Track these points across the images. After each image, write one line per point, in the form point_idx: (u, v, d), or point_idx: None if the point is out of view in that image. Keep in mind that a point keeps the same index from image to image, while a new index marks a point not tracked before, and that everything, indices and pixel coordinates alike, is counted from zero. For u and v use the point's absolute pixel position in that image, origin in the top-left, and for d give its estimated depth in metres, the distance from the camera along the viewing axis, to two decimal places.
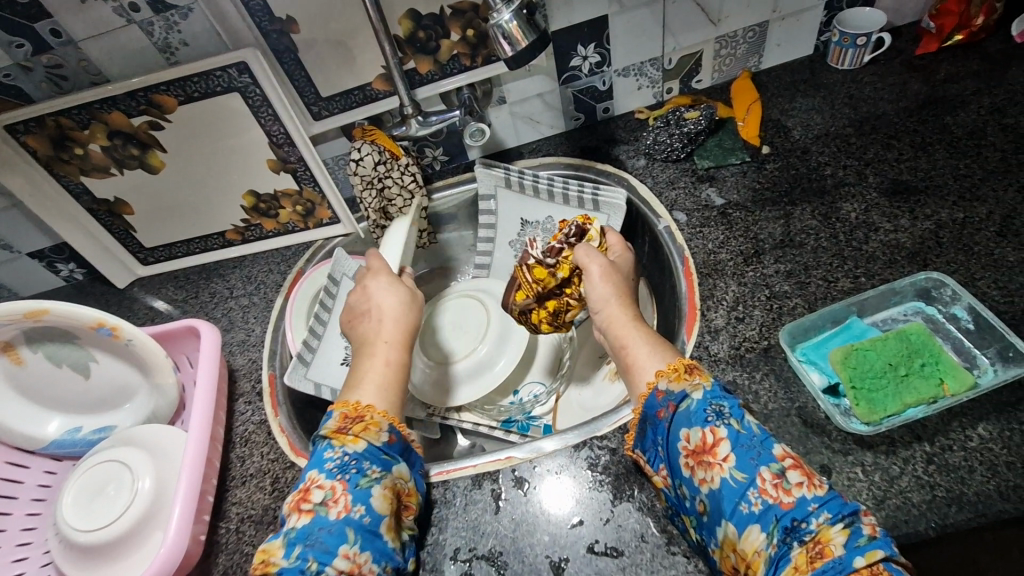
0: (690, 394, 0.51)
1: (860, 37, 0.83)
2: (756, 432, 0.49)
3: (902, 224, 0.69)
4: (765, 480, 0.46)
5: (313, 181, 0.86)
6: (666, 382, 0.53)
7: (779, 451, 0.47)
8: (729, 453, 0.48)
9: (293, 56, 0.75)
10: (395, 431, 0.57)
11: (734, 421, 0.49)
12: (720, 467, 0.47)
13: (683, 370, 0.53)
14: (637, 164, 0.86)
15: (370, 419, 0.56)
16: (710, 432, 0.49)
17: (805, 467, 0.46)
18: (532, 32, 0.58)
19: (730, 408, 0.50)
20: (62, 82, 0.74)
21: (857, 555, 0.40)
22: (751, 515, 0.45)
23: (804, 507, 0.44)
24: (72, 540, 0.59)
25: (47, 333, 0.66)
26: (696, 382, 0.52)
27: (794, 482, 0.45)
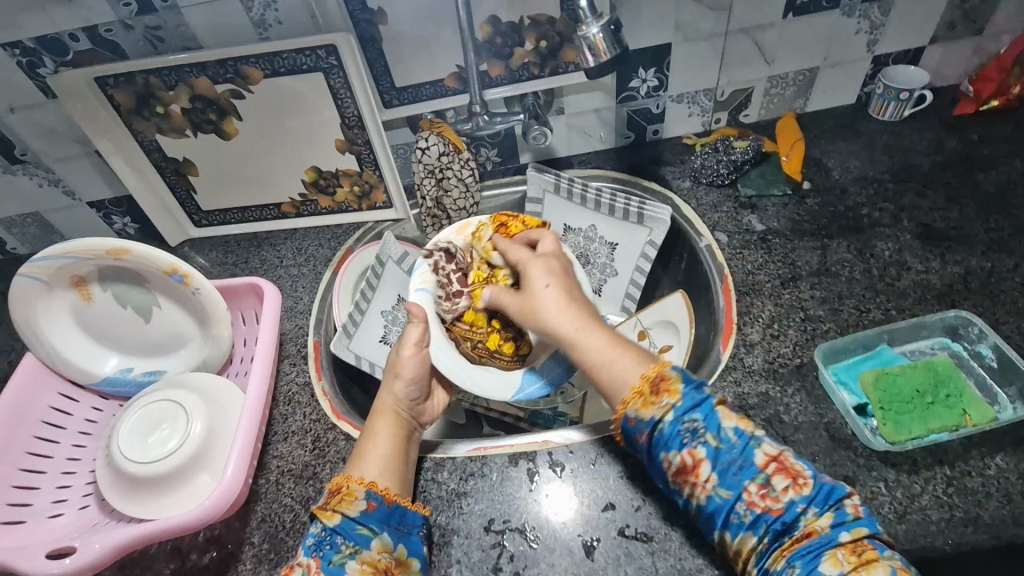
0: (661, 419, 0.53)
1: (903, 92, 0.88)
2: (733, 441, 0.51)
3: (933, 266, 0.73)
4: (750, 491, 0.49)
5: (374, 165, 0.91)
6: (635, 409, 0.54)
7: (759, 458, 0.50)
8: (712, 473, 0.51)
9: (377, 45, 0.80)
10: (377, 498, 0.55)
11: (710, 437, 0.51)
12: (705, 486, 0.51)
13: (649, 390, 0.54)
14: (683, 185, 0.90)
15: (349, 488, 0.55)
16: (689, 455, 0.51)
17: (787, 468, 0.50)
18: (615, 46, 0.63)
19: (703, 423, 0.51)
20: (158, 43, 0.78)
21: (841, 532, 0.47)
22: (742, 524, 0.49)
23: (791, 508, 0.48)
24: (122, 471, 0.62)
25: (119, 273, 0.70)
26: (664, 402, 0.53)
27: (780, 488, 0.49)
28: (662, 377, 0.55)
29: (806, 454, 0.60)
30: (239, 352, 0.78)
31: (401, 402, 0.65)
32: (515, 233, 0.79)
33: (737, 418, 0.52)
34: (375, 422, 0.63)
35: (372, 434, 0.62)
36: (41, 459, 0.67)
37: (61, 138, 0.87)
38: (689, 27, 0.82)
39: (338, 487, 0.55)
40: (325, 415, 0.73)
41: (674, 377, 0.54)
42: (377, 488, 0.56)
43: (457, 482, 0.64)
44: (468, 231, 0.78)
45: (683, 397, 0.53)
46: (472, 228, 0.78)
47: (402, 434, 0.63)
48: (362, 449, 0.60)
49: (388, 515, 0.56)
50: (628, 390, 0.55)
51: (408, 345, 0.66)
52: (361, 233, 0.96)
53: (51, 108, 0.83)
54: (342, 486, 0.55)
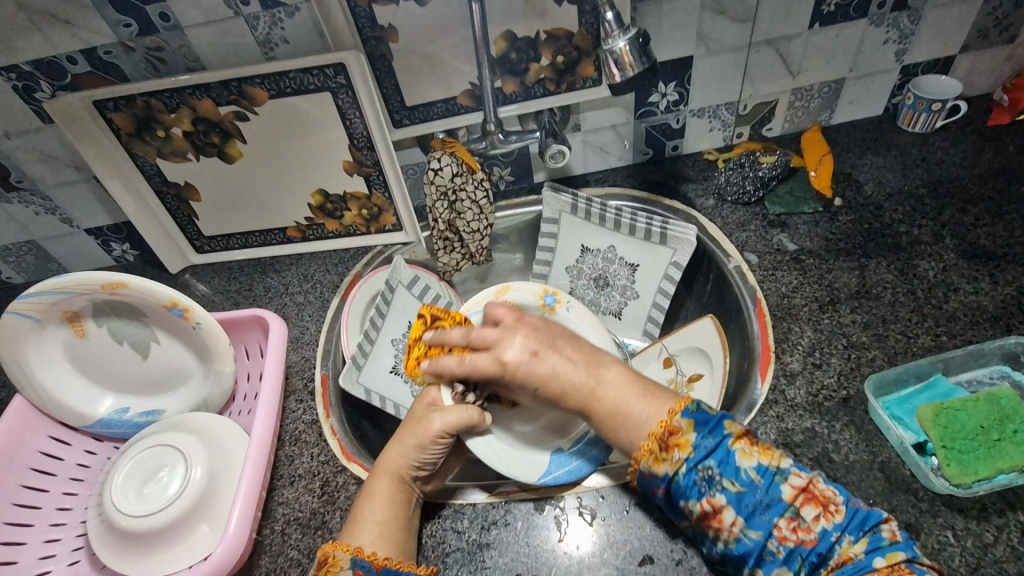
0: (674, 474, 0.48)
1: (935, 102, 0.84)
2: (755, 479, 0.47)
3: (982, 287, 0.69)
4: (779, 527, 0.45)
5: (384, 187, 0.87)
6: (647, 465, 0.50)
7: (786, 491, 0.46)
8: (736, 517, 0.46)
9: (387, 63, 0.76)
10: (365, 566, 0.51)
11: (728, 483, 0.47)
12: (731, 530, 0.46)
13: (658, 446, 0.50)
14: (706, 203, 0.86)
15: (335, 558, 0.51)
16: (708, 503, 0.47)
17: (815, 497, 0.46)
18: (642, 60, 0.61)
19: (719, 469, 0.47)
20: (160, 64, 0.74)
21: (877, 557, 0.42)
22: (777, 562, 0.45)
23: (825, 538, 0.44)
24: (115, 525, 0.58)
25: (117, 308, 0.66)
26: (676, 456, 0.49)
27: (811, 518, 0.45)
28: (672, 430, 0.50)
29: (862, 498, 0.55)
30: (242, 389, 0.73)
31: (409, 466, 0.58)
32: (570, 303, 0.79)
33: (757, 452, 0.48)
34: (374, 483, 0.57)
35: (369, 496, 0.57)
36: (30, 510, 0.62)
37: (58, 164, 0.83)
38: (711, 39, 0.78)
39: (326, 556, 0.52)
40: (334, 456, 0.68)
41: (686, 425, 0.49)
42: (363, 554, 0.52)
43: (478, 532, 0.59)
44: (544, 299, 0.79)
45: (696, 447, 0.48)
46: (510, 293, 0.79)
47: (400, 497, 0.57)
48: (358, 512, 0.56)
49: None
50: (639, 444, 0.51)
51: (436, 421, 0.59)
52: (369, 258, 0.92)
53: (48, 133, 0.79)
54: (329, 555, 0.51)
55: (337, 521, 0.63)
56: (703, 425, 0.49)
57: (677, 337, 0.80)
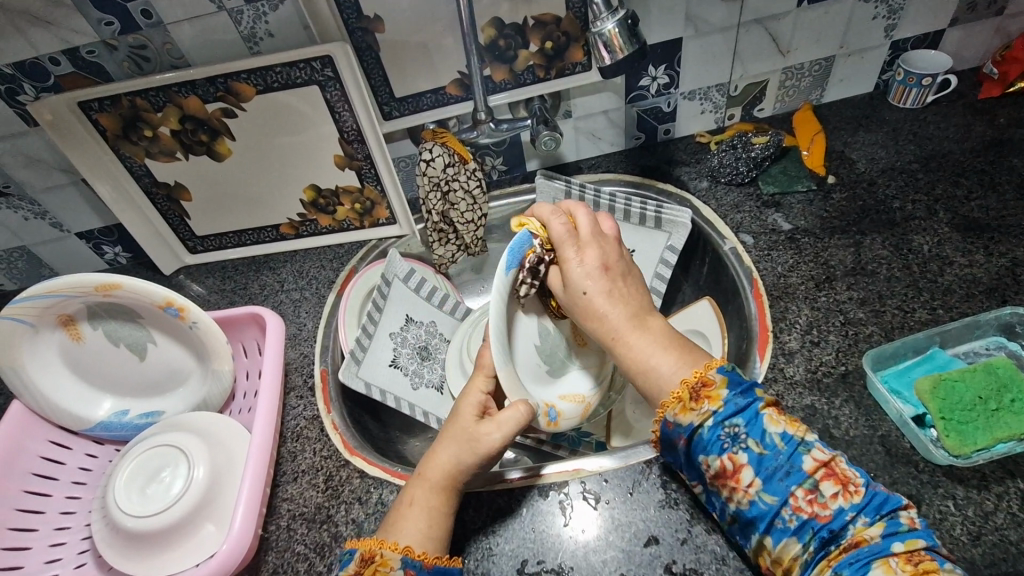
0: (700, 425, 0.48)
1: (926, 77, 0.83)
2: (779, 445, 0.46)
3: (977, 259, 0.69)
4: (796, 496, 0.45)
5: (376, 180, 0.87)
6: (674, 414, 0.50)
7: (808, 463, 0.46)
8: (755, 479, 0.46)
9: (374, 53, 0.76)
10: (415, 565, 0.51)
11: (753, 444, 0.47)
12: (747, 492, 0.46)
13: (688, 396, 0.50)
14: (700, 185, 0.86)
15: (381, 556, 0.50)
16: (729, 459, 0.47)
17: (836, 474, 0.45)
18: (632, 42, 0.61)
19: (746, 429, 0.47)
20: (144, 62, 0.73)
21: (894, 542, 0.42)
22: (787, 531, 0.45)
23: (839, 516, 0.44)
24: (120, 527, 0.58)
25: (112, 309, 0.66)
26: (704, 410, 0.49)
27: (829, 494, 0.44)
28: (705, 381, 0.50)
29: (863, 471, 0.55)
30: (241, 387, 0.73)
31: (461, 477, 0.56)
32: None
33: (784, 420, 0.48)
34: (417, 489, 0.56)
35: (409, 502, 0.55)
36: (34, 515, 0.62)
37: (47, 167, 0.82)
38: (699, 19, 0.78)
39: (370, 553, 0.51)
40: (337, 451, 0.68)
41: (719, 381, 0.49)
42: (413, 553, 0.51)
43: (484, 520, 0.59)
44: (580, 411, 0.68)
45: (727, 402, 0.48)
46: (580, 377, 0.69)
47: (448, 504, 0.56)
48: (400, 518, 0.54)
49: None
50: (669, 391, 0.51)
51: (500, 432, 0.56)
52: (364, 253, 0.91)
53: (35, 137, 0.78)
54: (374, 553, 0.51)
55: (342, 514, 0.63)
56: (735, 383, 0.49)
57: (676, 320, 0.80)
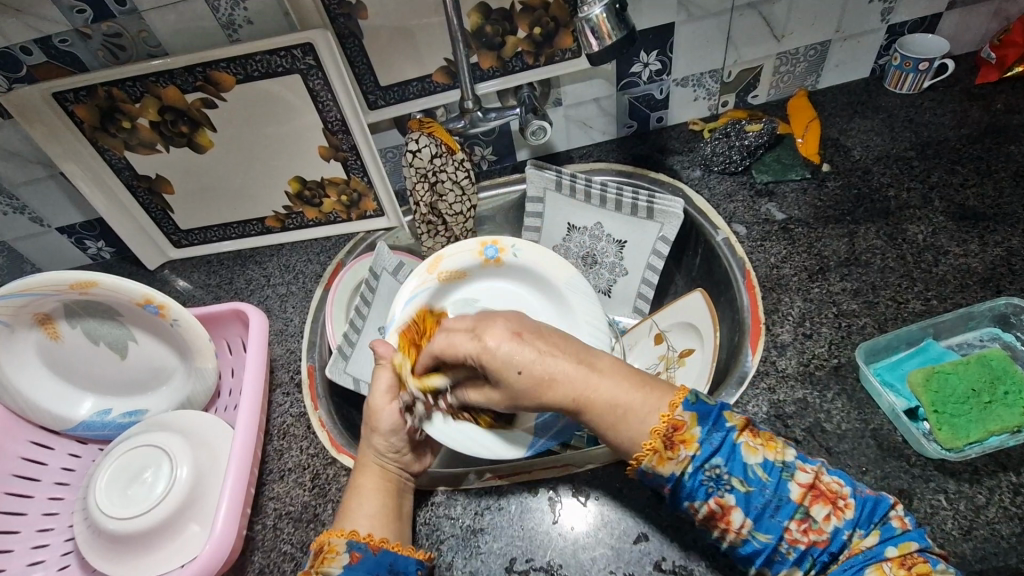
0: (681, 473, 0.46)
1: (923, 62, 0.82)
2: (764, 478, 0.45)
3: (972, 249, 0.68)
4: (790, 529, 0.44)
5: (362, 172, 0.85)
6: (650, 465, 0.47)
7: (795, 490, 0.45)
8: (745, 518, 0.45)
9: (357, 41, 0.74)
10: (361, 548, 0.50)
11: (737, 483, 0.45)
12: (740, 532, 0.45)
13: (663, 445, 0.46)
14: (693, 174, 0.84)
15: (330, 544, 0.51)
16: (716, 503, 0.46)
17: (824, 493, 0.45)
18: (621, 27, 0.59)
19: (728, 469, 0.45)
20: (119, 51, 0.71)
21: (889, 546, 0.43)
22: (787, 562, 0.45)
23: (837, 538, 0.44)
24: (102, 529, 0.57)
25: (90, 307, 0.64)
26: (683, 456, 0.46)
27: (822, 517, 0.44)
28: (676, 425, 0.46)
29: (854, 466, 0.54)
30: (227, 385, 0.73)
31: (387, 455, 0.57)
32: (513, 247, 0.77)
33: (760, 445, 0.46)
34: (359, 477, 0.57)
35: (356, 491, 0.56)
36: (15, 517, 0.61)
37: (23, 161, 0.80)
38: (692, 3, 0.76)
39: (320, 544, 0.51)
40: (324, 448, 0.67)
41: (689, 419, 0.46)
42: (360, 536, 0.51)
43: (472, 517, 0.58)
44: (485, 250, 0.77)
45: (702, 443, 0.46)
46: (443, 262, 0.76)
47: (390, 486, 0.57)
48: (348, 505, 0.55)
49: (375, 565, 0.51)
50: (640, 444, 0.47)
51: (379, 396, 0.58)
52: (352, 245, 0.90)
53: (9, 129, 0.76)
54: (324, 543, 0.51)
55: (329, 513, 0.62)
56: (705, 417, 0.47)
57: (666, 314, 0.78)
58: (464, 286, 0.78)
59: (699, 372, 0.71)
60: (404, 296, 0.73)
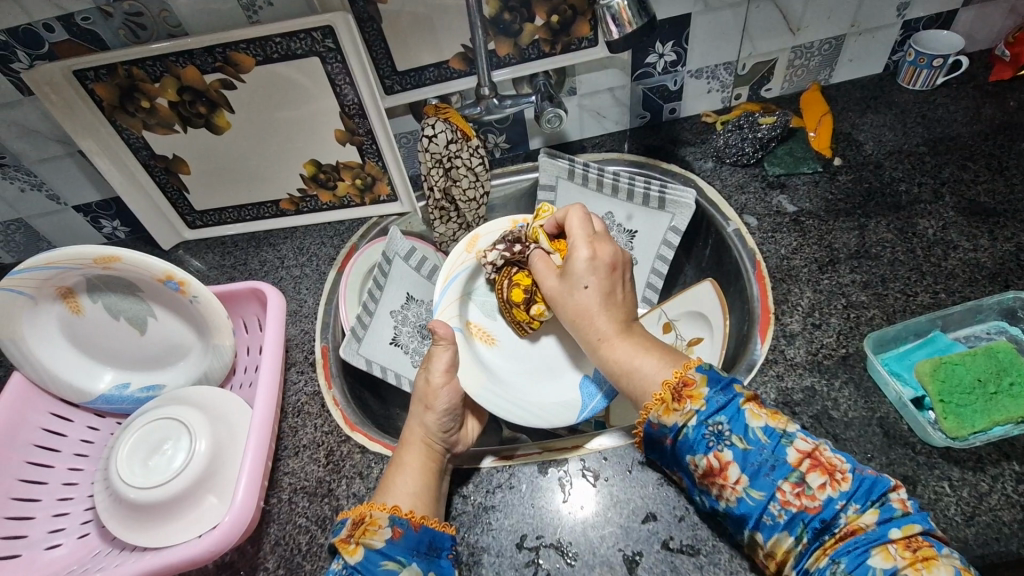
0: (684, 425, 0.48)
1: (937, 58, 0.82)
2: (763, 439, 0.47)
3: (981, 244, 0.69)
4: (783, 490, 0.45)
5: (377, 156, 0.86)
6: (657, 415, 0.50)
7: (792, 455, 0.46)
8: (741, 475, 0.46)
9: (376, 25, 0.74)
10: (403, 524, 0.52)
11: (737, 440, 0.47)
12: (735, 488, 0.47)
13: (670, 397, 0.50)
14: (705, 166, 0.85)
15: (371, 517, 0.52)
16: (715, 458, 0.47)
17: (822, 464, 0.46)
18: (642, 15, 0.59)
19: (730, 425, 0.47)
20: (140, 31, 0.72)
21: (891, 528, 0.43)
22: (777, 526, 0.45)
23: (829, 506, 0.44)
24: (123, 497, 0.58)
25: (111, 282, 0.65)
26: (688, 408, 0.49)
27: (816, 486, 0.45)
28: (686, 381, 0.50)
29: (860, 452, 0.56)
30: (242, 362, 0.74)
31: (433, 433, 0.60)
32: None
33: (764, 413, 0.48)
34: (403, 454, 0.59)
35: (400, 467, 0.57)
36: (37, 485, 0.63)
37: (42, 139, 0.81)
38: None
39: (361, 517, 0.53)
40: (338, 426, 0.69)
41: (699, 378, 0.50)
42: (402, 512, 0.53)
43: (483, 495, 0.60)
44: (517, 229, 0.75)
45: (708, 399, 0.48)
46: (480, 241, 0.73)
47: (433, 463, 0.59)
48: (388, 480, 0.57)
49: (417, 542, 0.52)
50: (651, 394, 0.51)
51: (436, 375, 0.62)
52: (366, 229, 0.91)
53: (29, 107, 0.76)
54: (364, 515, 0.53)
55: (343, 488, 0.64)
56: (714, 379, 0.50)
57: (676, 303, 0.79)
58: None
59: (708, 360, 0.72)
60: (442, 283, 0.71)
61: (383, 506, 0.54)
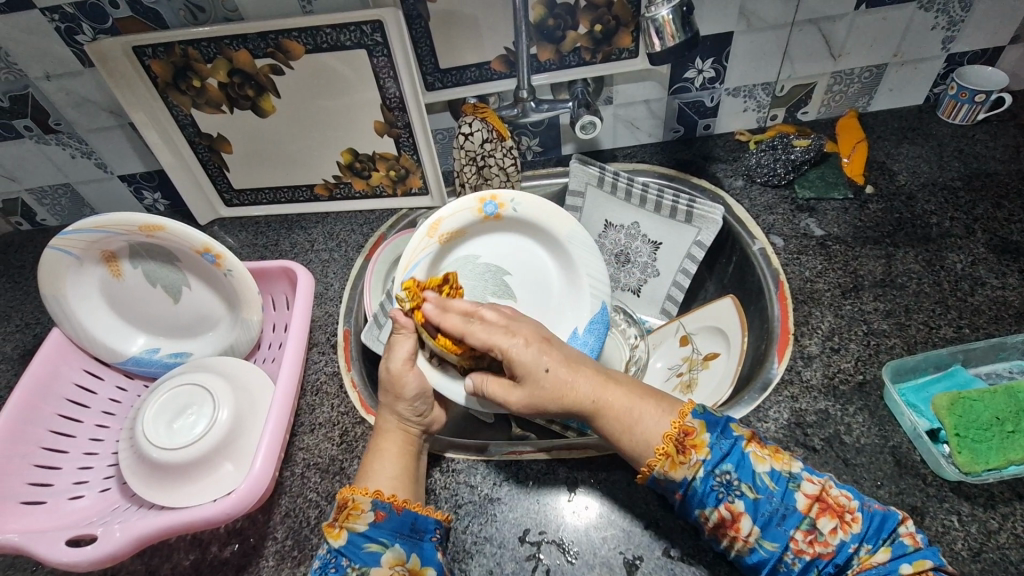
0: (692, 478, 0.48)
1: (979, 93, 0.82)
2: (772, 487, 0.47)
3: (1010, 282, 0.68)
4: (796, 539, 0.46)
5: (413, 149, 0.88)
6: (662, 470, 0.49)
7: (802, 501, 0.47)
8: (753, 526, 0.47)
9: (423, 22, 0.76)
10: (386, 507, 0.53)
11: (746, 489, 0.47)
12: (748, 540, 0.47)
13: (674, 449, 0.49)
14: (735, 184, 0.85)
15: (354, 501, 0.53)
16: (726, 509, 0.47)
17: (831, 506, 0.47)
18: (684, 30, 0.61)
19: (738, 476, 0.48)
20: (199, 13, 0.75)
21: (902, 564, 0.44)
22: (792, 573, 0.46)
23: (843, 550, 0.45)
24: (146, 456, 0.60)
25: (152, 250, 0.68)
26: (693, 459, 0.49)
27: (828, 531, 0.46)
28: (686, 431, 0.50)
29: (870, 479, 0.56)
30: (268, 338, 0.77)
31: (406, 420, 0.61)
32: (513, 201, 0.71)
33: (768, 456, 0.49)
34: (381, 442, 0.60)
35: (378, 454, 0.59)
36: (65, 438, 0.66)
37: (95, 109, 0.84)
38: (752, 14, 0.77)
39: (344, 501, 0.53)
40: (354, 408, 0.71)
41: (699, 426, 0.50)
42: (384, 496, 0.54)
43: (490, 487, 0.61)
44: (483, 207, 0.71)
45: (712, 449, 0.49)
46: (443, 223, 0.70)
47: (410, 448, 0.60)
48: (368, 467, 0.57)
49: (400, 524, 0.53)
50: (652, 449, 0.50)
51: (397, 362, 0.61)
52: (394, 221, 0.93)
53: (87, 78, 0.80)
54: (347, 500, 0.53)
55: (354, 468, 0.65)
56: (713, 426, 0.50)
57: (694, 317, 0.81)
58: (465, 244, 0.73)
59: (723, 378, 0.72)
60: (403, 270, 0.68)
61: (367, 492, 0.54)
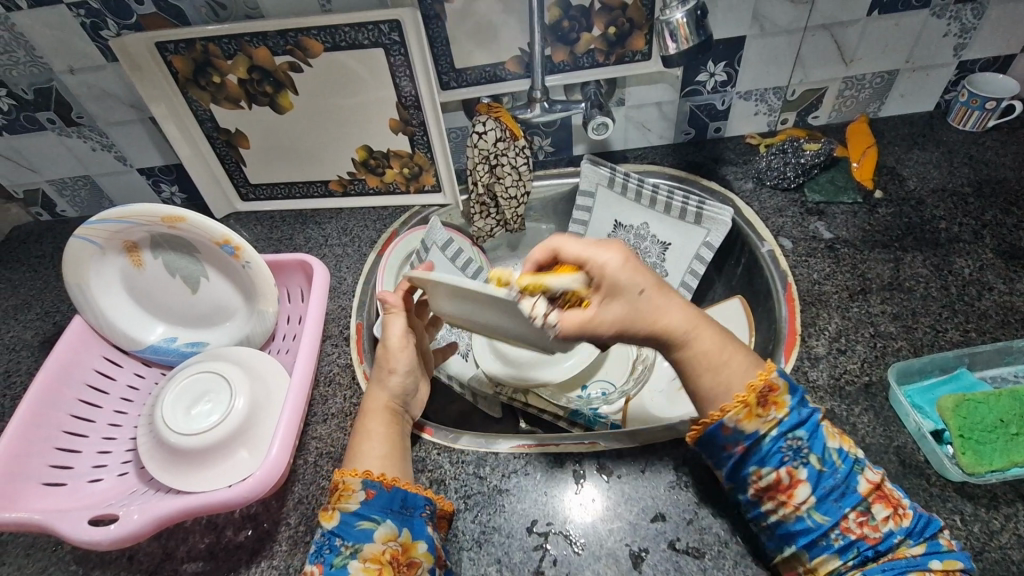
0: (764, 433, 0.49)
1: (990, 100, 0.82)
2: (838, 464, 0.49)
3: (1018, 287, 0.69)
4: (848, 518, 0.47)
5: (427, 148, 0.89)
6: (736, 418, 0.50)
7: (863, 484, 0.48)
8: (809, 495, 0.48)
9: (440, 22, 0.77)
10: (375, 485, 0.55)
11: (814, 459, 0.49)
12: (797, 507, 0.48)
13: (756, 401, 0.50)
14: (745, 186, 0.86)
15: (344, 483, 0.55)
16: (787, 472, 0.49)
17: (887, 497, 0.48)
18: (698, 33, 0.62)
19: (810, 444, 0.49)
20: (221, 10, 0.77)
21: (934, 560, 0.46)
22: (830, 548, 0.48)
23: (889, 538, 0.47)
24: (165, 440, 0.62)
25: (173, 241, 0.70)
26: (771, 417, 0.50)
27: (881, 517, 0.47)
28: (772, 387, 0.50)
29: None
30: (282, 330, 0.78)
31: (392, 396, 0.63)
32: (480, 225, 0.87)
33: (840, 437, 0.50)
34: (368, 423, 0.61)
35: (366, 435, 0.60)
36: (85, 423, 0.68)
37: (117, 103, 0.86)
38: (765, 19, 0.77)
39: (335, 484, 0.55)
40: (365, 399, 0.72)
41: (783, 387, 0.50)
42: (373, 475, 0.55)
43: (499, 478, 0.62)
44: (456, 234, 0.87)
45: (791, 414, 0.50)
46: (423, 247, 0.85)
47: (394, 424, 0.62)
48: (357, 446, 0.59)
49: (389, 500, 0.55)
50: (730, 395, 0.50)
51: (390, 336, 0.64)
52: (407, 217, 0.94)
53: (110, 72, 0.82)
54: (339, 482, 0.55)
55: None
56: (796, 397, 0.51)
57: None
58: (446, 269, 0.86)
59: None
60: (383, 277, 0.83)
61: (358, 472, 0.56)
